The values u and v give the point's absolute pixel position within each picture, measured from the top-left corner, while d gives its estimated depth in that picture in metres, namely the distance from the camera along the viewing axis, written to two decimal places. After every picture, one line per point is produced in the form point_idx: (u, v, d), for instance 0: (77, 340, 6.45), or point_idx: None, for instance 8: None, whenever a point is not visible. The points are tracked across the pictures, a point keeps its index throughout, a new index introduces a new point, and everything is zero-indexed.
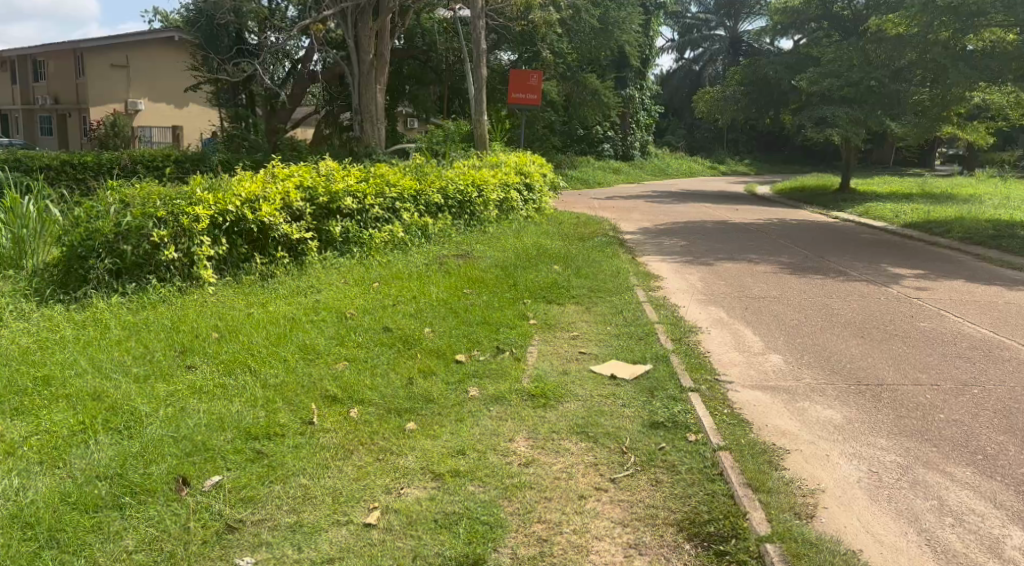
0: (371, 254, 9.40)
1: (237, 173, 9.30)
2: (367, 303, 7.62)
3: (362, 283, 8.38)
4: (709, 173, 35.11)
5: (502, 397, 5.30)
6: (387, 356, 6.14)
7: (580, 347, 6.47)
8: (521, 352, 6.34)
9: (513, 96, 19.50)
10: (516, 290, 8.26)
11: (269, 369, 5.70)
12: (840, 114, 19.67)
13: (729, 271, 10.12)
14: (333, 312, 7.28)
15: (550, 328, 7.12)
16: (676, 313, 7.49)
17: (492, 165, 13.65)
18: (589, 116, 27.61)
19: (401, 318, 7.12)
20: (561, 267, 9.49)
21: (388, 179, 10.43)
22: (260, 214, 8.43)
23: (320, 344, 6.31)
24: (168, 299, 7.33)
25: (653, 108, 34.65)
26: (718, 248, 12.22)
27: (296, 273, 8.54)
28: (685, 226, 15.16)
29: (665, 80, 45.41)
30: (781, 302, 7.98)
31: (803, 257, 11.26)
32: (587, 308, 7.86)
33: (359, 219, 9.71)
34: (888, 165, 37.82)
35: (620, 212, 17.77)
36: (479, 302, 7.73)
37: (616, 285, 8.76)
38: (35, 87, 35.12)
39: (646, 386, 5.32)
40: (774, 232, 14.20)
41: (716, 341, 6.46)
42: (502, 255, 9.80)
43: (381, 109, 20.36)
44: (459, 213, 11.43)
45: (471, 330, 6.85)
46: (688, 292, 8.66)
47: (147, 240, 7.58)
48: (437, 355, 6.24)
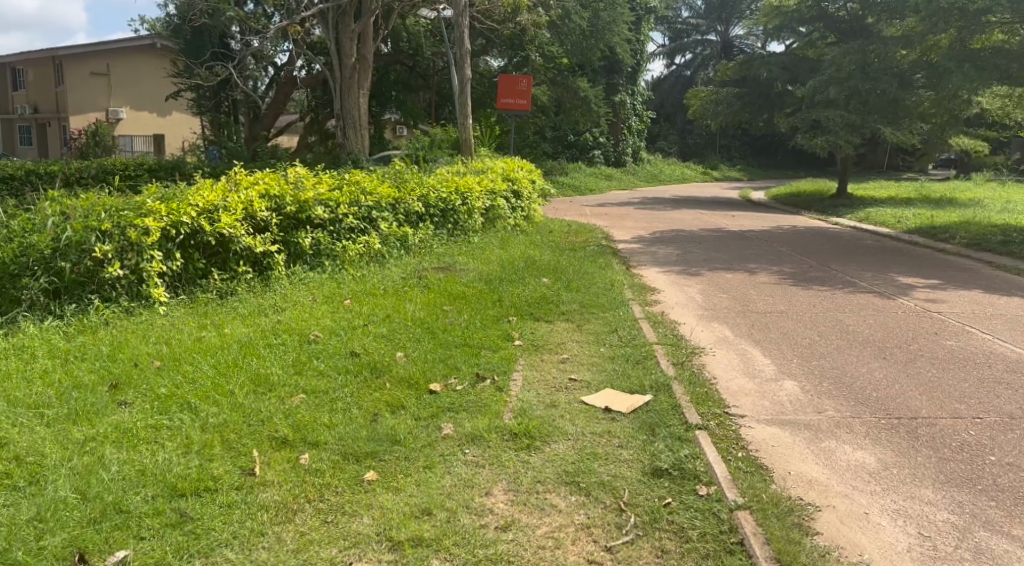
0: (344, 267, 8.67)
1: (198, 181, 8.58)
2: (334, 323, 6.89)
3: (333, 300, 7.66)
4: (702, 179, 34.50)
5: (478, 435, 4.59)
6: (351, 387, 5.41)
7: (570, 373, 5.76)
8: (504, 380, 5.60)
9: (502, 102, 18.81)
10: (502, 307, 7.53)
11: (211, 406, 4.99)
12: (835, 117, 19.07)
13: (731, 282, 9.41)
14: (296, 335, 6.55)
15: (536, 350, 6.39)
16: (674, 332, 6.77)
17: (477, 171, 12.90)
18: (581, 121, 27.05)
19: (370, 341, 6.38)
20: (550, 280, 8.77)
21: (364, 187, 9.68)
22: (219, 226, 7.71)
23: (274, 373, 5.58)
24: (110, 323, 6.63)
25: (645, 114, 33.98)
26: (716, 257, 11.54)
27: (258, 290, 7.82)
28: (680, 234, 14.47)
29: (655, 86, 44.88)
30: (791, 317, 7.27)
31: (808, 266, 10.59)
32: (578, 325, 7.15)
33: (332, 230, 8.98)
34: (883, 170, 37.28)
35: (612, 219, 17.11)
36: (460, 321, 7.00)
37: (610, 300, 8.05)
38: (14, 96, 34.28)
39: (646, 421, 4.59)
40: (773, 239, 13.54)
41: (721, 363, 5.75)
42: (487, 267, 9.06)
43: (365, 115, 19.61)
44: (441, 223, 10.70)
45: (449, 354, 6.12)
46: (687, 306, 7.93)
47: (89, 256, 6.88)
48: (409, 384, 5.51)
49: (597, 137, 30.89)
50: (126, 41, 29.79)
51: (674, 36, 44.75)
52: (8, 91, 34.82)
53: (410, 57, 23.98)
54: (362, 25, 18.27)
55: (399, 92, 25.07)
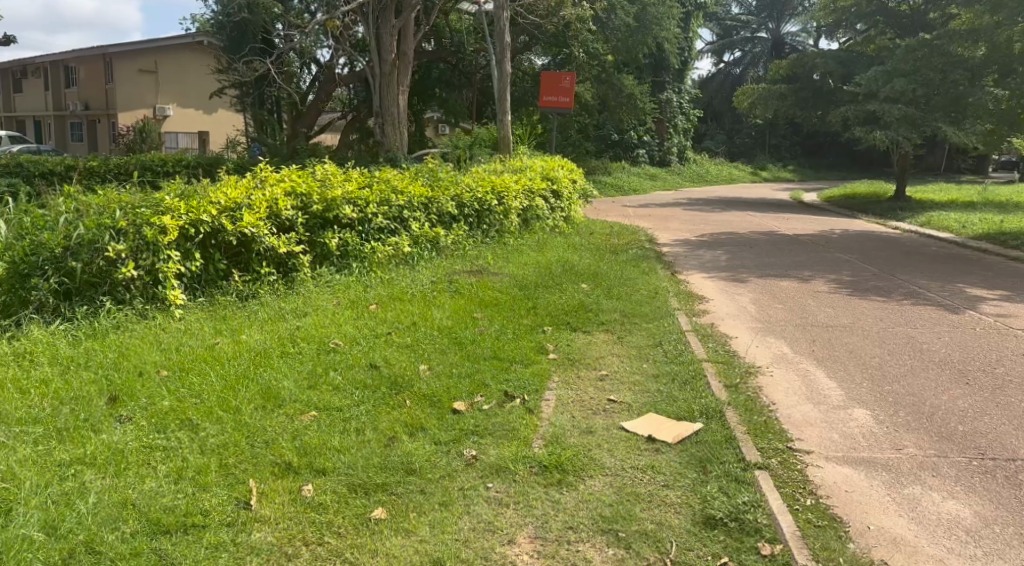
0: (371, 271, 8.22)
1: (222, 177, 8.20)
2: (357, 330, 6.43)
3: (357, 306, 7.20)
4: (750, 179, 33.52)
5: (504, 467, 4.08)
6: (368, 404, 4.94)
7: (609, 393, 5.22)
8: (536, 401, 5.05)
9: (544, 100, 18.23)
10: (537, 315, 7.02)
11: (213, 424, 4.54)
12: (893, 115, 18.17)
13: (786, 292, 8.76)
14: (315, 342, 6.11)
15: (573, 365, 5.84)
16: (725, 347, 6.17)
17: (515, 169, 12.38)
18: (625, 119, 26.43)
19: (391, 351, 5.90)
20: (589, 286, 8.22)
21: (395, 185, 9.22)
22: (240, 225, 7.30)
23: (286, 387, 5.13)
24: (122, 327, 6.25)
25: (692, 112, 33.13)
26: (768, 263, 10.86)
27: (281, 294, 7.38)
28: (729, 237, 13.76)
29: (703, 84, 43.91)
30: (854, 333, 6.63)
31: (868, 274, 9.86)
32: (619, 337, 6.59)
33: (360, 231, 8.53)
34: (941, 172, 35.85)
35: (657, 220, 16.46)
36: (490, 331, 6.48)
37: (653, 309, 7.48)
38: (66, 93, 34.74)
39: (696, 457, 4.05)
40: (829, 244, 12.79)
41: (780, 387, 5.15)
42: (522, 272, 8.54)
43: (404, 113, 18.97)
44: (476, 225, 10.22)
45: (477, 369, 5.61)
46: (739, 318, 7.32)
47: (102, 256, 6.49)
48: (431, 402, 5.01)
49: (642, 135, 30.18)
50: (174, 39, 29.90)
51: (723, 33, 43.90)
52: (61, 88, 35.29)
53: (452, 54, 23.51)
54: (403, 20, 17.78)
55: (441, 90, 24.52)
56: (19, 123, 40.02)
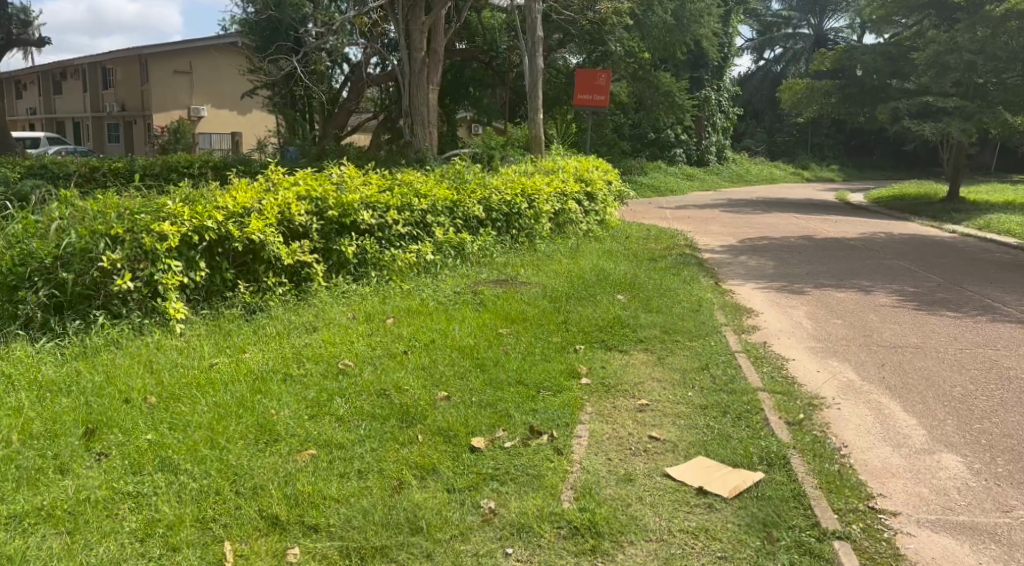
0: (391, 280, 7.65)
1: (233, 179, 7.66)
2: (370, 348, 5.84)
3: (372, 320, 6.61)
4: (792, 179, 32.47)
5: (526, 525, 3.49)
6: (375, 439, 4.35)
7: (650, 429, 4.56)
8: (566, 437, 4.40)
9: (579, 98, 17.52)
10: (569, 331, 6.38)
11: (195, 465, 3.97)
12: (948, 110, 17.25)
13: (844, 306, 8.03)
14: (324, 362, 5.55)
15: (608, 392, 5.19)
16: (783, 373, 5.49)
17: (547, 170, 11.73)
18: (661, 117, 25.63)
19: (405, 374, 5.29)
20: (626, 297, 7.56)
21: (418, 187, 8.62)
22: (248, 231, 6.74)
23: (284, 417, 4.55)
24: (114, 344, 5.72)
25: (732, 111, 32.18)
26: (820, 271, 10.11)
27: (292, 307, 6.83)
28: (775, 242, 13.00)
29: (742, 82, 42.86)
30: (927, 358, 5.90)
31: (931, 286, 9.04)
32: (659, 357, 5.93)
33: (380, 238, 7.95)
34: (990, 171, 34.49)
35: (697, 223, 15.71)
36: (517, 350, 5.85)
37: (698, 324, 6.79)
38: (103, 94, 34.79)
39: (760, 521, 3.42)
40: (882, 250, 11.95)
41: (851, 426, 4.48)
42: (552, 282, 7.91)
43: (434, 112, 18.27)
44: (504, 230, 9.61)
45: (501, 396, 4.98)
46: (794, 336, 6.64)
47: (96, 267, 5.98)
48: (446, 438, 4.39)
49: (679, 134, 29.29)
50: (208, 39, 29.70)
51: (763, 29, 42.81)
52: (98, 89, 35.32)
53: (485, 52, 22.81)
54: (434, 17, 17.12)
55: (475, 89, 23.88)
56: (59, 124, 40.23)
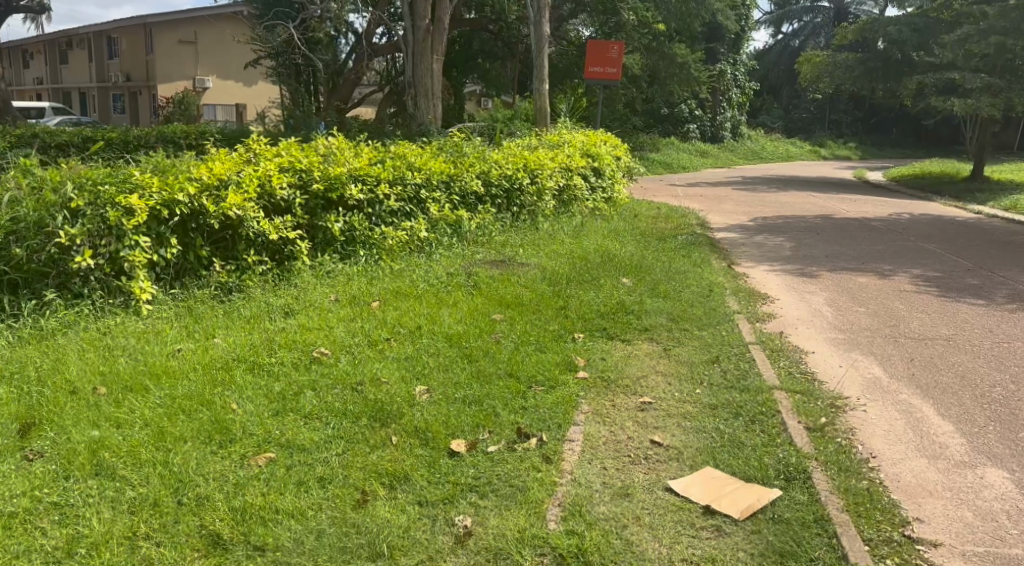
0: (381, 260, 7.17)
1: (212, 150, 7.17)
2: (349, 334, 5.35)
3: (356, 303, 6.14)
4: (808, 157, 31.73)
5: (503, 551, 3.03)
6: (343, 441, 3.87)
7: (651, 432, 4.08)
8: (559, 442, 3.92)
9: (589, 70, 16.88)
10: (567, 319, 5.91)
11: (134, 470, 3.50)
12: (974, 84, 16.58)
13: (866, 291, 7.50)
14: (298, 349, 5.07)
15: (608, 388, 4.72)
16: (802, 370, 5.00)
17: (552, 145, 11.16)
18: (676, 91, 24.92)
19: (385, 365, 4.82)
20: (632, 281, 7.06)
21: (412, 160, 8.10)
22: (224, 206, 6.22)
23: (244, 414, 4.09)
24: (71, 328, 5.26)
25: (748, 86, 31.39)
26: (839, 252, 9.57)
27: (271, 287, 6.35)
28: (792, 221, 12.45)
29: (759, 57, 41.93)
30: (959, 353, 5.40)
31: (958, 270, 8.50)
32: (665, 349, 5.45)
33: (370, 214, 7.45)
34: (1013, 150, 33.65)
35: (710, 201, 15.15)
36: (510, 339, 5.37)
37: (708, 313, 6.29)
38: (108, 64, 34.23)
39: (775, 552, 2.98)
40: (904, 231, 11.39)
41: (880, 434, 3.99)
42: (553, 263, 7.42)
43: (438, 83, 17.30)
44: (504, 207, 9.11)
45: (488, 392, 4.50)
46: (814, 328, 6.13)
47: (54, 243, 5.51)
48: (422, 440, 3.91)
49: (693, 109, 28.59)
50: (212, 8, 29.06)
51: (782, 2, 41.80)
52: (103, 59, 34.76)
53: (493, 22, 21.92)
54: None
55: (483, 61, 23.09)
56: (65, 95, 39.73)
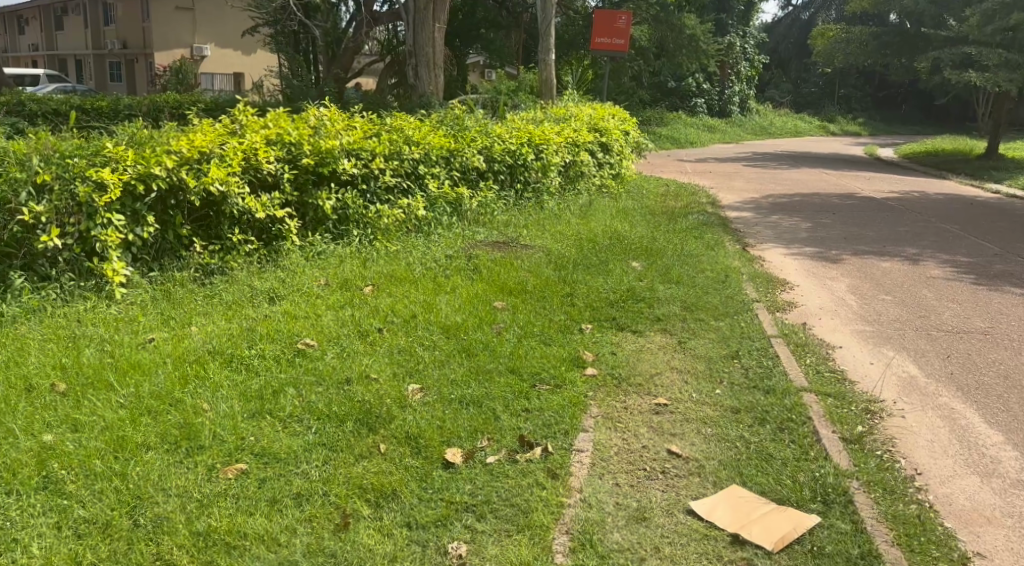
0: (376, 241, 6.74)
1: (195, 121, 6.70)
2: (337, 324, 4.93)
3: (348, 288, 5.72)
4: (817, 133, 31.13)
5: None
6: (323, 449, 3.47)
7: (669, 441, 3.68)
8: (566, 453, 3.51)
9: (595, 41, 16.29)
10: (574, 308, 5.50)
11: (86, 485, 3.10)
12: (994, 58, 16.02)
13: (891, 278, 7.07)
14: (282, 339, 4.67)
15: (619, 387, 4.32)
16: (832, 368, 4.57)
17: (558, 118, 10.66)
18: (684, 64, 24.31)
19: (376, 360, 4.41)
20: (642, 265, 6.65)
21: (410, 134, 7.62)
22: (205, 181, 5.77)
23: (216, 416, 3.68)
24: (34, 315, 4.84)
25: (757, 59, 30.71)
26: (859, 234, 9.13)
27: (256, 269, 5.93)
28: (806, 200, 11.99)
29: (769, 29, 41.07)
30: (999, 349, 4.98)
31: (985, 255, 8.06)
32: (680, 343, 5.04)
33: (364, 191, 7.01)
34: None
35: (719, 178, 14.68)
36: (512, 332, 4.95)
37: (725, 301, 5.86)
38: (105, 31, 33.54)
39: None
40: (924, 211, 10.93)
41: (925, 447, 3.58)
42: (558, 245, 6.99)
43: (441, 52, 16.57)
44: (507, 184, 8.66)
45: (488, 393, 4.09)
46: (840, 319, 5.70)
47: (17, 221, 5.07)
48: (414, 449, 3.51)
49: (700, 83, 27.98)
50: None
51: None
52: (100, 26, 34.05)
53: None
54: None
55: (486, 31, 22.14)
56: (62, 62, 38.97)
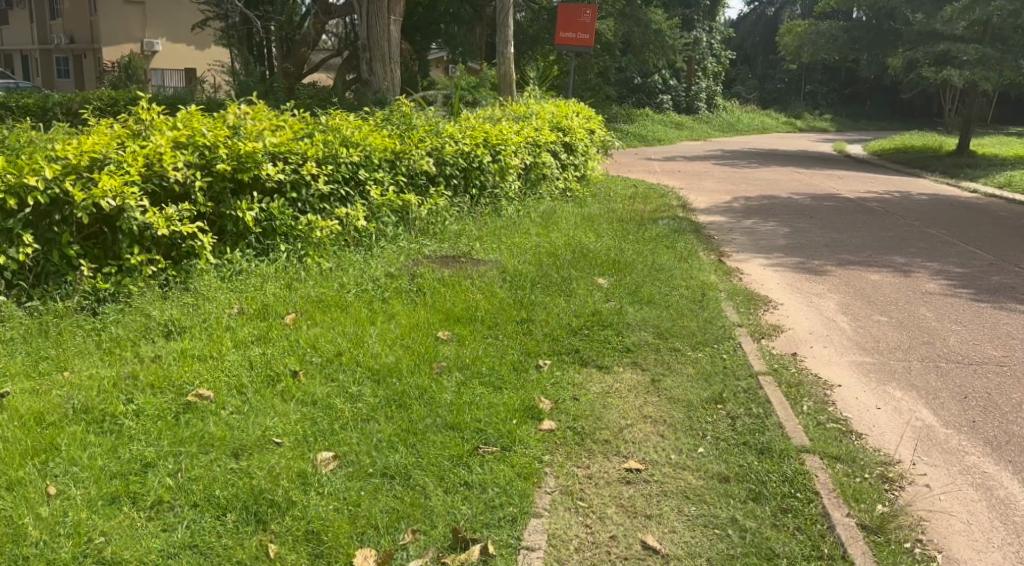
0: (306, 256, 5.90)
1: (93, 122, 5.81)
2: (240, 366, 4.10)
3: (264, 317, 4.88)
4: (786, 130, 30.70)
5: None
6: (193, 555, 2.68)
7: (644, 527, 2.94)
8: (509, 556, 2.74)
9: (561, 36, 15.44)
10: (531, 340, 4.71)
11: None
12: (968, 53, 15.55)
13: (883, 292, 6.41)
14: (170, 390, 3.83)
15: (582, 446, 3.55)
16: (835, 417, 3.85)
17: (517, 116, 9.86)
18: (651, 59, 23.64)
19: (282, 416, 3.59)
20: (608, 282, 5.90)
21: (348, 134, 6.76)
22: (94, 192, 4.91)
23: (56, 507, 2.86)
24: None
25: (724, 54, 30.20)
26: (840, 241, 8.50)
27: (158, 295, 5.08)
28: (781, 202, 11.35)
29: (735, 25, 40.58)
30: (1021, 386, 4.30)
31: (979, 264, 7.43)
32: (653, 381, 4.27)
33: (294, 199, 6.14)
34: (989, 124, 32.98)
35: (688, 178, 14.02)
36: (455, 372, 4.16)
37: (705, 326, 5.12)
38: (51, 25, 32.05)
39: None
40: (906, 214, 10.34)
41: (961, 536, 2.89)
42: (516, 260, 6.23)
43: (397, 47, 15.54)
44: (461, 190, 7.85)
45: (418, 459, 3.29)
46: (834, 347, 4.99)
47: None
48: (312, 552, 2.72)
49: (667, 80, 27.40)
50: None
51: None
52: (45, 19, 32.56)
53: None
54: None
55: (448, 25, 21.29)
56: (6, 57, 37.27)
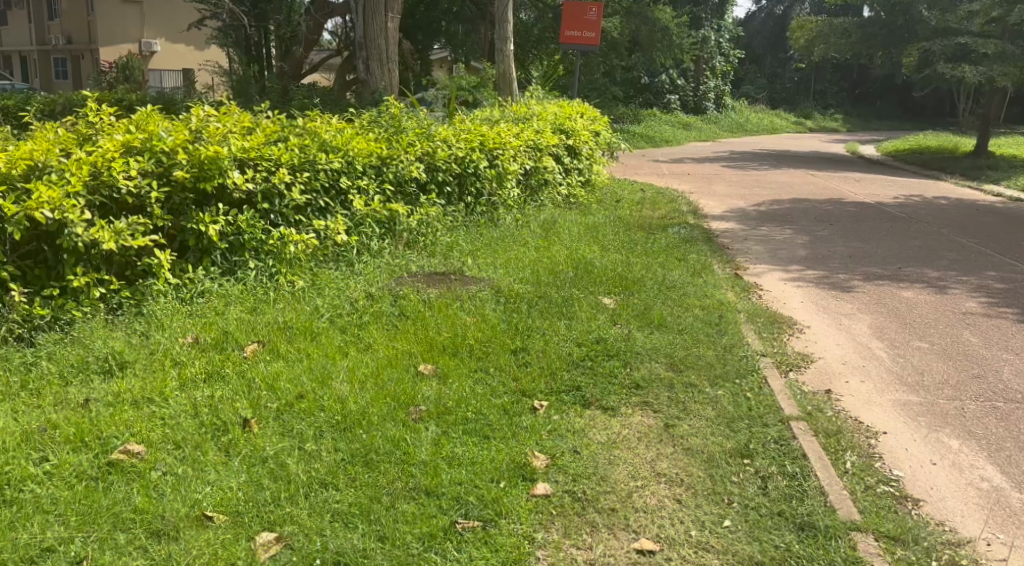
0: (277, 274, 5.28)
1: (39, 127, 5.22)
2: (179, 414, 3.47)
3: (221, 348, 4.27)
4: (796, 130, 30.00)
5: None
6: None
7: None
8: None
9: (565, 34, 14.81)
10: (525, 375, 4.09)
11: None
12: (990, 50, 14.81)
13: (920, 311, 5.78)
14: (92, 446, 3.22)
15: (583, 517, 2.92)
16: (886, 479, 3.23)
17: (517, 118, 9.24)
18: (659, 59, 22.98)
19: (221, 482, 2.98)
20: (614, 302, 5.29)
21: (328, 139, 6.15)
22: (27, 206, 4.31)
23: None
24: None
25: (733, 53, 29.49)
26: (865, 251, 7.86)
27: (103, 322, 4.47)
28: (796, 208, 10.71)
29: (744, 24, 39.75)
30: None
31: (1018, 279, 6.79)
32: (667, 428, 3.65)
33: (266, 210, 5.53)
34: (1006, 124, 32.09)
35: (698, 181, 13.39)
36: (436, 420, 3.54)
37: (726, 356, 4.49)
38: (49, 26, 31.54)
39: None
40: (931, 221, 9.70)
41: None
42: (512, 277, 5.62)
43: (396, 45, 14.91)
44: (455, 199, 7.24)
45: (383, 542, 2.68)
46: (874, 382, 4.36)
47: None
48: None
49: (674, 80, 26.76)
50: None
51: None
52: (43, 20, 32.05)
53: None
54: None
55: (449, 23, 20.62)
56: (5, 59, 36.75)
